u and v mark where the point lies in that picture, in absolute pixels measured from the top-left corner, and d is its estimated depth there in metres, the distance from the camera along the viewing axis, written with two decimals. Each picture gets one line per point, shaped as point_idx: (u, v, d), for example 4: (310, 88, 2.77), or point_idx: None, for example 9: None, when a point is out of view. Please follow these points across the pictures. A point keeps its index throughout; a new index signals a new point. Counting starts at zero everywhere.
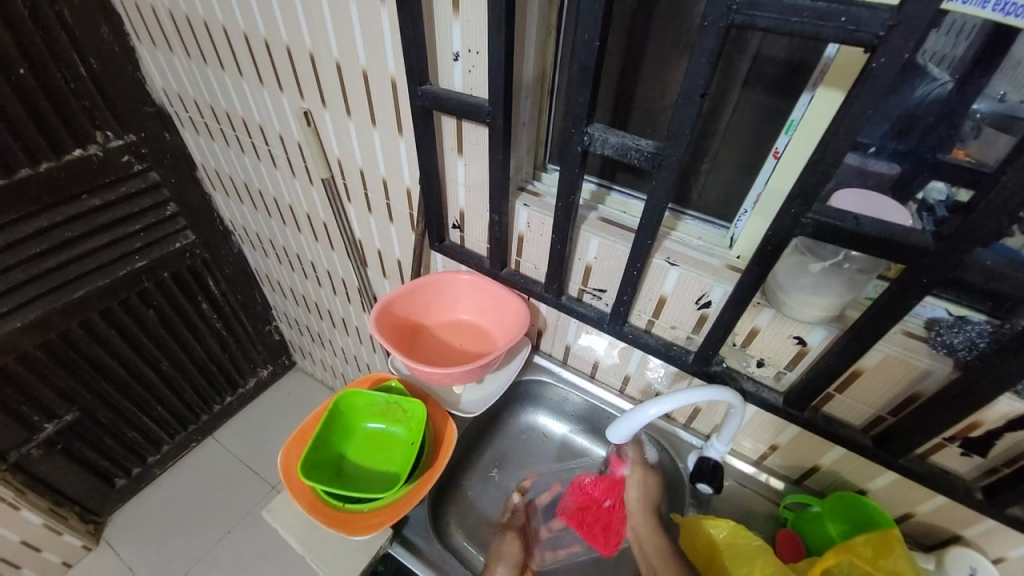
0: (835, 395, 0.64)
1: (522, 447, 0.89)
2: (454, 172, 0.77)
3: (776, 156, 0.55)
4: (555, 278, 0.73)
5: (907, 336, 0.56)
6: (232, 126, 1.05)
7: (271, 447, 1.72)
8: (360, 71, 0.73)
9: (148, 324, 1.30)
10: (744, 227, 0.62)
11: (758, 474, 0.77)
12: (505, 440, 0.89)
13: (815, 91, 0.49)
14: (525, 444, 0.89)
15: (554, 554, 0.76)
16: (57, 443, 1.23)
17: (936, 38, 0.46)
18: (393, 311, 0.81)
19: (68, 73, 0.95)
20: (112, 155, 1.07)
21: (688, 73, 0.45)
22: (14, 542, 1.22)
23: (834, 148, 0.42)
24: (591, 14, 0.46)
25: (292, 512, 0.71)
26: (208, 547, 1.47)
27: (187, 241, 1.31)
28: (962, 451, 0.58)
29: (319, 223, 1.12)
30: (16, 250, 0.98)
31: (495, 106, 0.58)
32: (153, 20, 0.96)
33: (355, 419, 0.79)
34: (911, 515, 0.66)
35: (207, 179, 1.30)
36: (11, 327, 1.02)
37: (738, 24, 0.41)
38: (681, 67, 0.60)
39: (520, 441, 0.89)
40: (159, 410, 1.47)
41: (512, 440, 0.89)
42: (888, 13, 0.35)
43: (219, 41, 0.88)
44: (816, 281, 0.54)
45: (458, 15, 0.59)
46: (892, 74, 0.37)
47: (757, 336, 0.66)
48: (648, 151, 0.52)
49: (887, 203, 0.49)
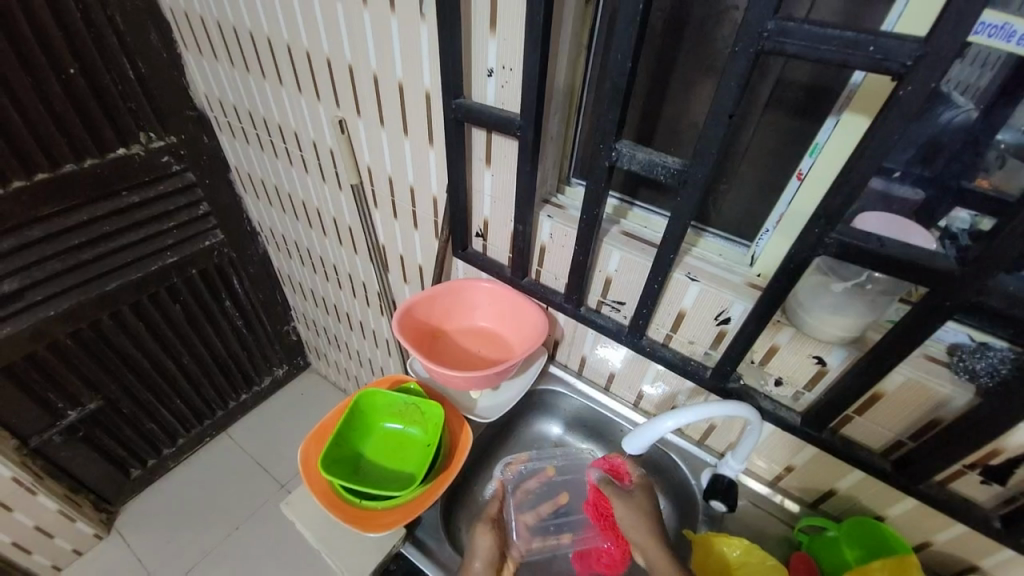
0: (854, 418, 0.63)
1: (577, 488, 0.81)
2: (481, 183, 0.79)
3: (800, 177, 0.56)
4: (575, 289, 0.75)
5: (928, 359, 0.56)
6: (268, 131, 1.09)
7: (283, 446, 1.74)
8: (396, 83, 0.76)
9: (173, 318, 1.34)
10: (765, 245, 0.63)
11: (772, 495, 0.77)
12: (553, 476, 0.82)
13: (841, 116, 0.50)
14: (580, 483, 0.82)
15: (544, 543, 0.75)
16: (78, 431, 1.26)
17: (960, 69, 0.46)
18: (414, 314, 0.83)
19: (117, 75, 1.01)
20: (153, 154, 1.13)
21: (717, 94, 0.46)
22: (29, 526, 1.24)
23: (859, 172, 0.43)
24: (626, 35, 0.49)
25: (309, 505, 0.72)
26: (216, 542, 1.48)
27: (216, 240, 1.35)
28: (982, 480, 0.57)
29: (344, 228, 1.16)
30: (56, 241, 1.03)
31: (526, 120, 0.61)
32: (201, 30, 1.02)
33: (374, 417, 0.80)
34: (928, 543, 0.65)
35: (239, 181, 1.34)
36: (46, 315, 1.06)
37: (768, 50, 0.42)
38: (707, 89, 0.62)
39: (572, 482, 0.82)
40: (177, 403, 1.50)
41: (564, 474, 0.83)
42: (915, 45, 0.37)
43: (262, 49, 0.92)
44: (838, 302, 0.55)
45: (494, 33, 0.62)
46: (919, 101, 0.38)
47: (776, 354, 0.66)
48: (673, 168, 0.54)
49: (910, 227, 0.50)
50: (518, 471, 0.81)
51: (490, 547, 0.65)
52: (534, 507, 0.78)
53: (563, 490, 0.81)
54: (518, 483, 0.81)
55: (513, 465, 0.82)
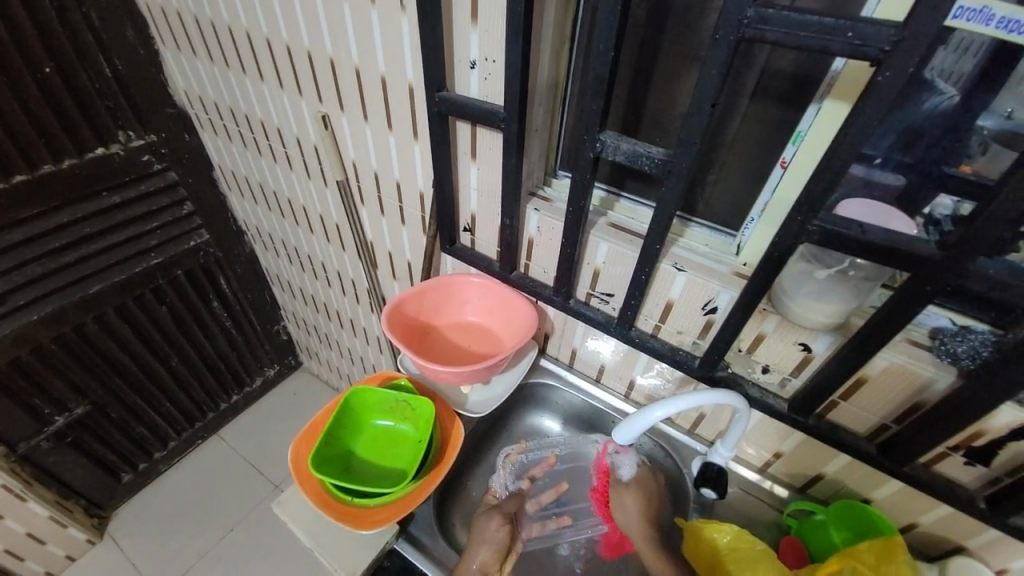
0: (840, 403, 0.64)
1: (578, 476, 0.81)
2: (467, 177, 0.79)
3: (784, 165, 0.56)
4: (563, 282, 0.75)
5: (910, 344, 0.57)
6: (251, 127, 1.07)
7: (276, 446, 1.73)
8: (379, 77, 0.75)
9: (161, 319, 1.32)
10: (751, 234, 0.63)
11: (762, 481, 0.77)
12: (553, 463, 0.82)
13: (822, 103, 0.50)
14: (583, 472, 0.82)
15: (543, 530, 0.76)
16: (66, 436, 1.24)
17: (942, 56, 0.46)
18: (404, 310, 0.83)
19: (94, 73, 0.99)
20: (133, 154, 1.10)
21: (699, 83, 0.46)
22: (19, 534, 1.22)
23: (839, 158, 0.43)
24: (608, 25, 0.48)
25: (300, 503, 0.72)
26: (212, 544, 1.47)
27: (202, 240, 1.33)
28: (966, 461, 0.58)
29: (332, 225, 1.14)
30: (36, 245, 1.01)
31: (510, 112, 0.60)
32: (178, 25, 0.99)
33: (365, 414, 0.80)
34: (914, 524, 0.66)
35: (223, 180, 1.32)
36: (28, 319, 1.05)
37: (749, 37, 0.42)
38: (691, 79, 0.62)
39: (573, 470, 0.82)
40: (167, 406, 1.48)
41: (564, 462, 0.82)
42: (893, 30, 0.37)
43: (242, 44, 0.91)
44: (822, 289, 0.55)
45: (476, 25, 0.61)
46: (898, 86, 0.38)
47: (763, 342, 0.66)
48: (657, 158, 0.54)
49: (892, 213, 0.50)
50: (519, 460, 0.82)
51: (498, 537, 0.67)
52: (536, 494, 0.79)
53: (563, 479, 0.81)
54: (520, 472, 0.81)
55: (513, 455, 0.82)
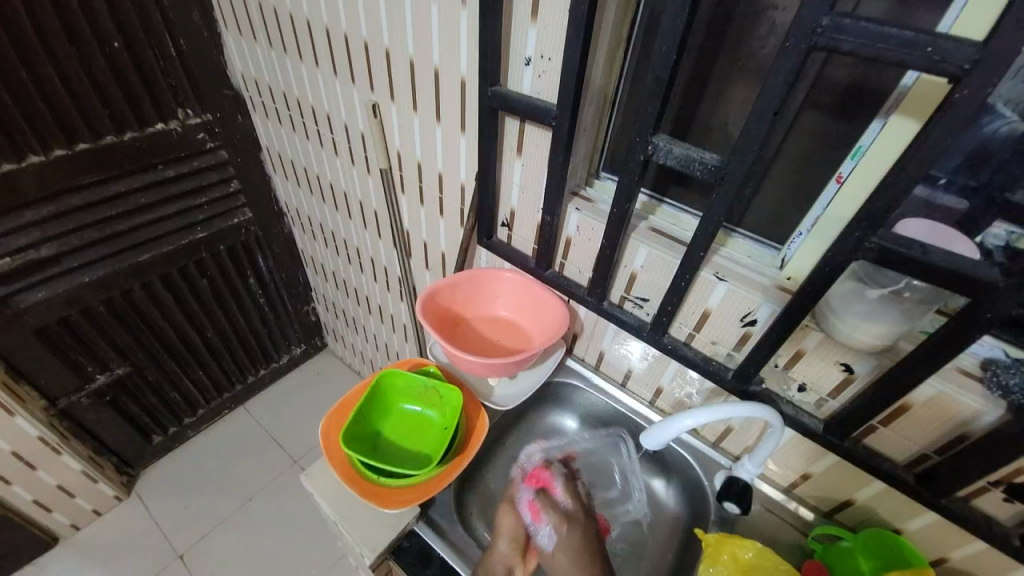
0: (878, 428, 0.62)
1: (603, 469, 0.86)
2: (511, 173, 0.79)
3: (839, 180, 0.55)
4: (598, 283, 0.75)
5: (961, 373, 0.55)
6: (301, 112, 1.11)
7: (297, 423, 1.78)
8: (432, 69, 0.77)
9: (200, 290, 1.37)
10: (797, 249, 0.62)
11: (787, 501, 0.76)
12: (583, 463, 0.86)
13: (888, 119, 0.49)
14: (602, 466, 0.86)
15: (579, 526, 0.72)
16: (105, 394, 1.31)
17: (1007, 84, 0.45)
18: (437, 299, 0.84)
19: (159, 51, 1.04)
20: (189, 131, 1.15)
21: (762, 91, 0.46)
22: (52, 485, 1.28)
23: (903, 177, 0.42)
24: (672, 28, 0.48)
25: (326, 477, 0.75)
26: (230, 511, 1.52)
27: (245, 218, 1.38)
28: (1006, 498, 0.56)
29: (370, 211, 1.17)
30: (95, 211, 1.07)
31: (563, 111, 0.61)
32: (241, 9, 1.03)
33: (394, 397, 0.82)
34: (945, 559, 0.64)
35: (269, 162, 1.37)
36: (80, 281, 1.10)
37: (821, 46, 0.41)
38: (747, 90, 0.61)
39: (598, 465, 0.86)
40: (199, 374, 1.54)
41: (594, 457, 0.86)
42: (974, 48, 0.36)
43: (301, 32, 0.94)
44: (872, 309, 0.54)
45: (536, 21, 0.62)
46: (975, 105, 0.37)
47: (802, 359, 0.65)
48: (711, 164, 0.53)
49: (954, 234, 0.49)
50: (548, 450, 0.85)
51: (513, 525, 0.69)
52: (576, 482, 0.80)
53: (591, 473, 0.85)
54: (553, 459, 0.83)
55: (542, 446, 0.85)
